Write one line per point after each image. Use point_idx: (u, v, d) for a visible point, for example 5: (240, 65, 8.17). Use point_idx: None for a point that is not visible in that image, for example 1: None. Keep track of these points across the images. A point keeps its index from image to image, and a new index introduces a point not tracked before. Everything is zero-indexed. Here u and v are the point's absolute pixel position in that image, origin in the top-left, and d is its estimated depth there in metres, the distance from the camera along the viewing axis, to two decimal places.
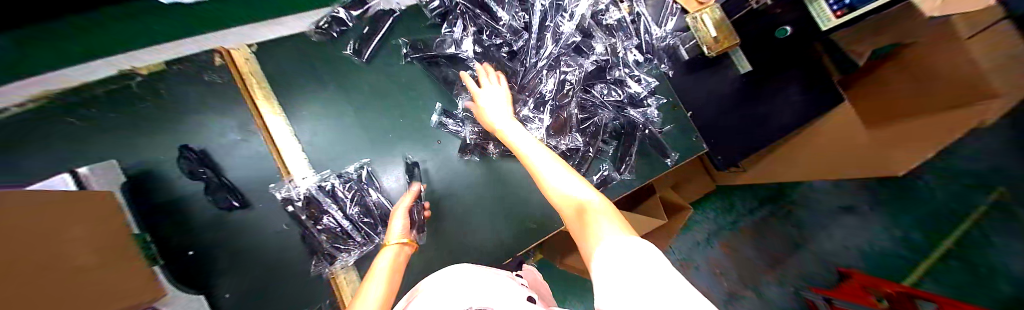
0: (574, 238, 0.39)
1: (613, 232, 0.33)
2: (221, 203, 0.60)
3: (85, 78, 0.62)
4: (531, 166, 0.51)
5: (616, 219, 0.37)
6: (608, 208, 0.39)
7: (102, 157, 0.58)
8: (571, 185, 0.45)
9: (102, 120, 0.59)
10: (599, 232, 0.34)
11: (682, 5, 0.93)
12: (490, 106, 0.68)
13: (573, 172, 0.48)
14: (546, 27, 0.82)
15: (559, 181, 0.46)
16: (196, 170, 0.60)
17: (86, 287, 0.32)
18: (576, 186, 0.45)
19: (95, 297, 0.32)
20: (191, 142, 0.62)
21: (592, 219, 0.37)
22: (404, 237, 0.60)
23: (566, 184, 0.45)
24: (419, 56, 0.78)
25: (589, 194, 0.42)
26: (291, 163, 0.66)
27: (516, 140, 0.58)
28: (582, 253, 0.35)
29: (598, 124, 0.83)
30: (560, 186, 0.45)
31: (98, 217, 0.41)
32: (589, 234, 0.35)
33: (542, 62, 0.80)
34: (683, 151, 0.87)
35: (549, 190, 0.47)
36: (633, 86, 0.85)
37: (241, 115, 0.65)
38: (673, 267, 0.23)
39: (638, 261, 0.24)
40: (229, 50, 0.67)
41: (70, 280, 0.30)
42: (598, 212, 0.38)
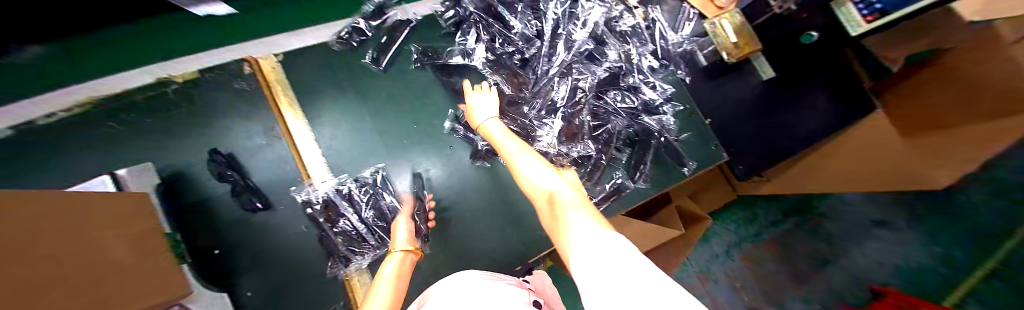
0: (548, 230, 0.40)
1: (581, 221, 0.33)
2: (245, 204, 0.63)
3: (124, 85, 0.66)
4: (510, 163, 0.52)
5: (586, 208, 0.37)
6: (579, 199, 0.40)
7: (139, 159, 0.62)
8: (546, 179, 0.47)
9: (140, 125, 0.64)
10: (568, 222, 0.34)
11: (701, 11, 0.92)
12: (478, 105, 0.68)
13: (548, 166, 0.49)
14: (559, 34, 0.83)
15: (536, 177, 0.47)
16: (224, 172, 0.62)
17: (120, 283, 0.34)
18: (551, 180, 0.46)
19: (127, 292, 0.33)
20: (220, 146, 0.65)
21: (563, 209, 0.37)
22: (409, 245, 0.63)
23: (542, 178, 0.47)
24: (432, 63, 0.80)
25: (562, 187, 0.43)
26: (311, 167, 0.68)
27: (498, 138, 0.59)
28: (557, 246, 0.36)
29: (611, 131, 0.82)
30: (536, 182, 0.46)
31: (133, 218, 0.44)
32: (560, 225, 0.36)
33: (554, 69, 0.80)
34: (702, 160, 0.84)
35: (527, 186, 0.48)
36: (648, 93, 0.84)
37: (266, 120, 0.69)
38: (642, 255, 0.24)
39: (610, 253, 0.24)
40: (257, 59, 0.71)
41: (106, 276, 0.32)
42: (572, 202, 0.38)
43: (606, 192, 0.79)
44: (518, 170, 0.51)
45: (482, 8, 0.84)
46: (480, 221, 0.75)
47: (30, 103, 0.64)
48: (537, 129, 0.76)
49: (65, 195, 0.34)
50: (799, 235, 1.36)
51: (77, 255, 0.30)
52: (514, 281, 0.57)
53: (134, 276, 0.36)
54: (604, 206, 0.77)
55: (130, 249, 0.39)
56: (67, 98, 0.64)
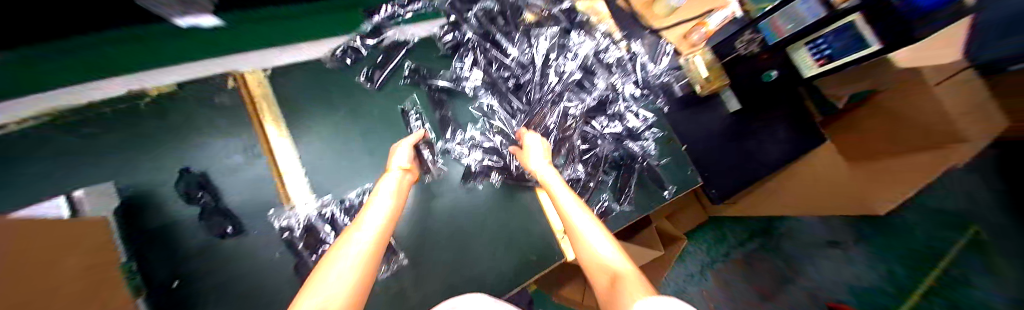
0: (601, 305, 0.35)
1: (644, 290, 0.29)
2: (215, 228, 0.58)
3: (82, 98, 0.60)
4: (571, 222, 0.53)
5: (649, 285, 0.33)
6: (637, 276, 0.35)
7: (101, 177, 0.57)
8: (605, 251, 0.44)
9: (103, 140, 0.59)
10: (628, 289, 0.31)
11: (677, 47, 1.05)
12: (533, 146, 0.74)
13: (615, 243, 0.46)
14: (550, 64, 0.88)
15: (598, 246, 0.45)
16: (194, 192, 0.59)
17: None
18: (612, 255, 0.42)
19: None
20: (193, 164, 0.62)
21: (623, 282, 0.34)
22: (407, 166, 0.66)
23: (603, 250, 0.44)
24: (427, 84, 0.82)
25: (625, 265, 0.39)
26: (292, 189, 0.66)
27: (558, 189, 0.62)
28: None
29: (599, 155, 0.86)
30: (599, 253, 0.44)
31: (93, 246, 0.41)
32: (617, 294, 0.32)
33: (547, 96, 0.85)
34: (681, 185, 0.90)
35: (586, 254, 0.46)
36: (631, 121, 0.89)
37: (248, 137, 0.66)
38: None
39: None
40: (242, 73, 0.69)
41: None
42: (637, 279, 0.34)
43: None
44: (581, 237, 0.49)
45: (479, 34, 0.88)
46: (468, 244, 0.72)
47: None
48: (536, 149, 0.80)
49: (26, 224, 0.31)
50: (761, 256, 1.45)
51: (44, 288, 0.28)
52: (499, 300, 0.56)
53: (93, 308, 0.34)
54: None
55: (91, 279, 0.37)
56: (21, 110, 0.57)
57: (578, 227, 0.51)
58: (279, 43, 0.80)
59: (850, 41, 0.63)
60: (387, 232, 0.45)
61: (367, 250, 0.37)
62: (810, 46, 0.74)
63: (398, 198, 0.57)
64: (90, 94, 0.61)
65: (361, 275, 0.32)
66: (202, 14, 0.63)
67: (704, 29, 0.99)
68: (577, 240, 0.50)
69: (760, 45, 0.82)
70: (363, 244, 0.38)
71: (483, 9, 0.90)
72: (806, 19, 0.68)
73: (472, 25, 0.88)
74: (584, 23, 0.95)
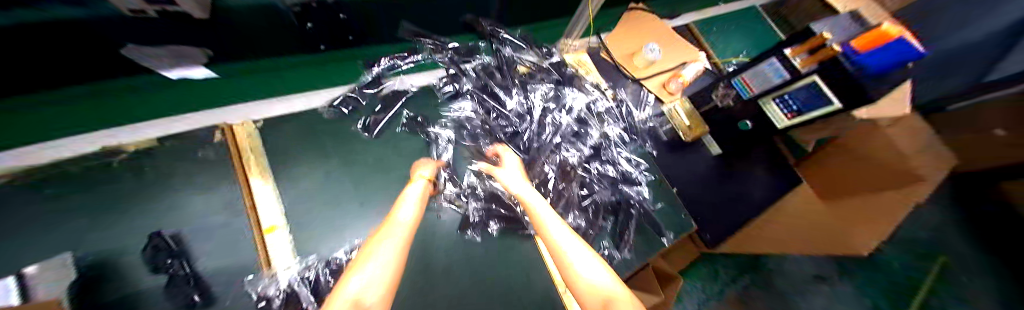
0: None
1: None
2: (180, 299, 0.52)
3: (64, 155, 0.61)
4: (552, 242, 0.43)
5: None
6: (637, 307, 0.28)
7: (56, 245, 0.52)
8: (595, 271, 0.35)
9: (68, 202, 0.55)
10: None
11: (658, 95, 1.10)
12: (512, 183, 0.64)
13: (603, 264, 0.38)
14: (547, 115, 0.92)
15: (584, 264, 0.36)
16: (162, 260, 0.54)
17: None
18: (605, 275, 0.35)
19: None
20: (167, 227, 0.58)
21: None
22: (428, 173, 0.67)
23: (590, 269, 0.35)
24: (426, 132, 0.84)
25: (611, 283, 0.33)
26: (273, 251, 0.61)
27: (536, 206, 0.54)
28: None
29: (597, 202, 0.87)
30: (584, 272, 0.35)
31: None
32: None
33: (545, 146, 0.88)
34: (677, 230, 0.90)
35: (572, 277, 0.36)
36: (625, 166, 0.94)
37: (233, 192, 0.63)
38: None
39: None
40: (231, 125, 0.69)
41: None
42: None
43: None
44: (563, 255, 0.39)
45: (477, 86, 0.93)
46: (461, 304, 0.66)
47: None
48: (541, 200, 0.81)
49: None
50: (754, 294, 1.38)
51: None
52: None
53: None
54: None
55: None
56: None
57: (558, 244, 0.42)
58: (277, 95, 0.83)
59: (812, 96, 0.71)
60: (415, 229, 0.45)
61: (407, 231, 0.42)
62: (778, 101, 0.81)
63: (422, 203, 0.56)
64: (62, 151, 0.62)
65: (395, 270, 0.32)
66: (193, 67, 0.75)
67: (680, 79, 1.07)
68: (558, 261, 0.40)
69: (734, 98, 0.94)
70: (404, 226, 0.43)
71: (482, 64, 0.96)
72: (772, 81, 0.82)
73: (471, 78, 0.94)
74: (574, 77, 1.02)
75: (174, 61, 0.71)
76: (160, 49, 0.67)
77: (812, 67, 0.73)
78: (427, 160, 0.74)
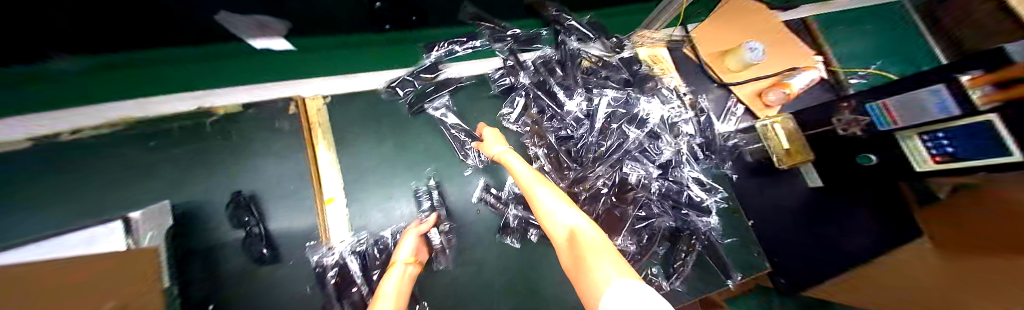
0: (568, 270, 0.37)
1: (615, 276, 0.27)
2: (255, 254, 0.57)
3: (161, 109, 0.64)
4: (530, 196, 0.50)
5: (609, 249, 0.34)
6: (599, 239, 0.36)
7: (159, 192, 0.58)
8: (564, 214, 0.43)
9: (166, 154, 0.60)
10: (597, 268, 0.30)
11: (749, 107, 0.92)
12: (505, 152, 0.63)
13: (568, 200, 0.47)
14: (611, 127, 0.74)
15: (554, 209, 0.44)
16: (242, 216, 0.58)
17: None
18: (572, 216, 0.43)
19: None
20: (244, 186, 0.61)
21: (586, 250, 0.34)
22: (410, 257, 0.59)
23: (558, 211, 0.44)
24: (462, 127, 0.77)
25: (578, 219, 0.41)
26: (331, 224, 0.64)
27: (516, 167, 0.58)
28: (579, 291, 0.31)
29: (654, 226, 0.74)
30: (554, 214, 0.44)
31: (134, 281, 0.37)
32: (586, 269, 0.32)
33: (603, 159, 0.72)
34: (744, 268, 0.78)
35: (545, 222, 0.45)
36: (695, 190, 0.76)
37: (300, 162, 0.66)
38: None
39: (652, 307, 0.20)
40: (303, 98, 0.70)
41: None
42: (593, 239, 0.36)
43: None
44: (536, 201, 0.48)
45: (535, 81, 0.78)
46: (491, 300, 0.67)
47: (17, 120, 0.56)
48: None
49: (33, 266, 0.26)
50: None
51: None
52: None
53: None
54: None
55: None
56: (83, 117, 0.58)
57: (533, 192, 0.50)
58: (328, 74, 0.76)
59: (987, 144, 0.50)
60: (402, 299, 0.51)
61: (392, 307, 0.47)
62: (928, 138, 0.59)
63: (401, 300, 0.51)
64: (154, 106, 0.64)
65: None
66: (274, 37, 0.72)
67: (785, 91, 0.89)
68: (536, 210, 0.48)
69: (865, 129, 0.70)
70: None
71: (543, 57, 0.81)
72: (932, 114, 0.57)
73: (529, 71, 0.79)
74: (649, 76, 0.83)
75: (258, 31, 0.69)
76: (245, 18, 0.66)
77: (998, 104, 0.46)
78: (426, 216, 0.67)
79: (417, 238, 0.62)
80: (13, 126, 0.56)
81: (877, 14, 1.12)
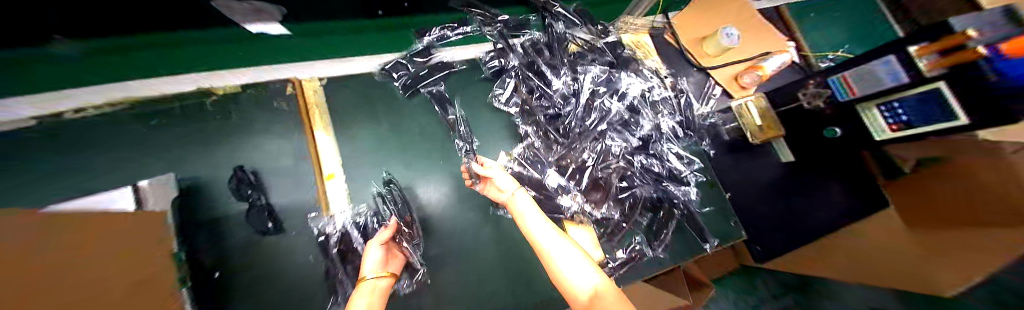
0: None
1: None
2: (259, 226, 0.60)
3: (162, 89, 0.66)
4: (542, 252, 0.50)
5: (618, 302, 0.35)
6: (616, 296, 0.36)
7: (162, 168, 0.60)
8: (580, 274, 0.43)
9: (168, 133, 0.62)
10: None
11: (726, 89, 0.99)
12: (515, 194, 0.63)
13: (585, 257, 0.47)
14: (595, 99, 0.79)
15: (567, 267, 0.45)
16: (243, 189, 0.60)
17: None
18: (588, 273, 0.42)
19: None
20: (246, 163, 0.64)
21: (600, 305, 0.35)
22: (383, 271, 0.54)
23: (573, 270, 0.44)
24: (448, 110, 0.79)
25: (593, 278, 0.41)
26: (331, 197, 0.66)
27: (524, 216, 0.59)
28: None
29: (637, 195, 0.79)
30: (567, 272, 0.44)
31: (124, 240, 0.38)
32: None
33: (586, 132, 0.78)
34: (722, 235, 0.84)
35: (558, 279, 0.44)
36: (675, 162, 0.82)
37: (300, 141, 0.68)
38: None
39: None
40: (301, 81, 0.72)
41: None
42: (610, 295, 0.37)
43: (621, 258, 0.76)
44: (551, 262, 0.47)
45: (524, 63, 0.82)
46: (485, 271, 0.69)
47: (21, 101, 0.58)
48: (567, 209, 0.73)
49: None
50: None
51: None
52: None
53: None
54: (621, 272, 0.74)
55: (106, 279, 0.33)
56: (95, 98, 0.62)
57: (543, 248, 0.50)
58: (324, 58, 0.80)
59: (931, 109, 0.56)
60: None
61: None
62: (883, 108, 0.66)
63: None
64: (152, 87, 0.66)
65: None
66: (270, 23, 0.77)
67: (758, 73, 0.93)
68: (550, 270, 0.47)
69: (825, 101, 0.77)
70: None
71: (531, 40, 0.85)
72: (885, 84, 0.63)
73: (518, 53, 0.83)
74: (631, 59, 0.88)
75: (252, 15, 0.74)
76: (241, 3, 0.71)
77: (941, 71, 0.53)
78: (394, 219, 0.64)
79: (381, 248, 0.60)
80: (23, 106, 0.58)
81: (856, 2, 1.18)
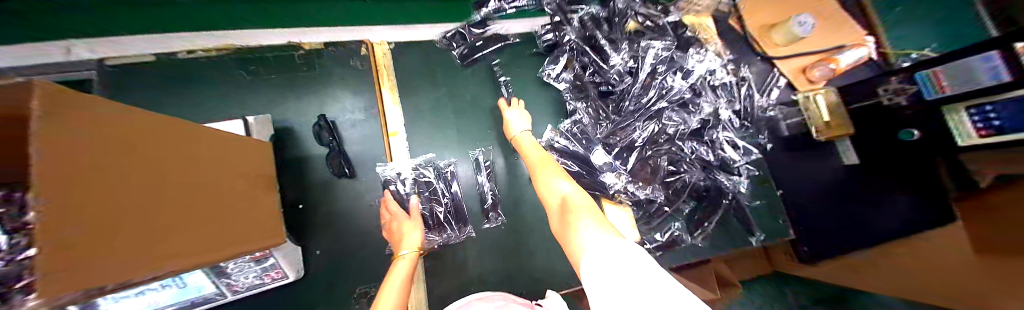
0: (554, 231, 0.43)
1: (597, 237, 0.34)
2: (337, 169, 0.68)
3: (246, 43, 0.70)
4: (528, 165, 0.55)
5: (594, 215, 0.39)
6: (589, 206, 0.41)
7: (258, 108, 0.68)
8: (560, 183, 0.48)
9: (263, 79, 0.70)
10: (582, 235, 0.36)
11: (792, 81, 0.93)
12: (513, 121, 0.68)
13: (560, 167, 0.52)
14: (655, 77, 0.80)
15: (548, 177, 0.50)
16: (326, 136, 0.68)
17: (189, 232, 0.30)
18: (565, 187, 0.47)
19: (186, 247, 0.28)
20: (327, 113, 0.71)
21: (573, 215, 0.40)
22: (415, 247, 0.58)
23: (552, 180, 0.49)
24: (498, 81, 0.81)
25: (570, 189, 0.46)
26: (396, 151, 0.73)
27: (527, 148, 0.60)
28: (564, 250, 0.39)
29: (685, 182, 0.78)
30: (547, 183, 0.49)
31: (234, 163, 0.43)
32: (571, 232, 0.38)
33: (642, 111, 0.78)
34: (767, 231, 0.81)
35: (539, 186, 0.51)
36: (728, 152, 0.80)
37: (369, 97, 0.74)
38: (657, 278, 0.27)
39: (631, 270, 0.28)
40: (373, 43, 0.76)
41: (168, 220, 0.27)
42: (582, 206, 0.42)
43: (658, 241, 0.76)
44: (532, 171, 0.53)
45: (582, 36, 0.82)
46: (529, 218, 0.75)
47: (143, 40, 0.66)
48: (613, 188, 0.74)
49: (139, 114, 0.30)
50: None
51: (150, 197, 0.26)
52: (506, 295, 0.60)
53: (206, 228, 0.33)
54: (658, 254, 0.75)
55: (214, 188, 0.37)
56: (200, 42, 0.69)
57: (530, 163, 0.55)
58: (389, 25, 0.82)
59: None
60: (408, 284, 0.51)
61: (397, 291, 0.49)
62: (972, 111, 0.65)
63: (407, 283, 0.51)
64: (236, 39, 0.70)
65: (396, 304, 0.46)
66: None
67: (831, 66, 0.89)
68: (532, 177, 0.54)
69: (909, 97, 0.74)
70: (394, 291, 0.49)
71: (589, 14, 0.84)
72: (982, 82, 0.63)
73: (575, 27, 0.82)
74: (693, 40, 0.86)
75: None
76: None
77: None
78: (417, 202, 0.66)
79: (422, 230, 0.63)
80: (139, 43, 0.66)
81: None
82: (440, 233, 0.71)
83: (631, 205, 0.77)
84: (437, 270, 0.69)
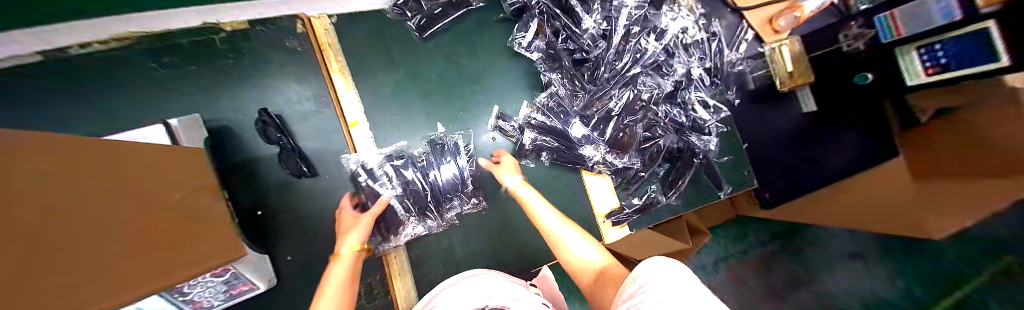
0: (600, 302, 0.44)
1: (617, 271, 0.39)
2: (293, 169, 0.62)
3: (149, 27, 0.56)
4: (548, 231, 0.59)
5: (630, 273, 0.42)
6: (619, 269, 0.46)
7: (183, 108, 0.59)
8: (585, 250, 0.53)
9: (182, 71, 0.59)
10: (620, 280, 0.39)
11: (760, 33, 0.89)
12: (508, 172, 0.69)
13: (585, 236, 0.57)
14: (630, 40, 0.76)
15: (576, 247, 0.54)
16: (273, 134, 0.61)
17: (126, 261, 0.27)
18: (593, 256, 0.52)
19: (119, 276, 0.25)
20: (269, 106, 0.63)
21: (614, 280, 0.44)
22: (359, 245, 0.57)
23: (579, 248, 0.54)
24: (463, 54, 0.75)
25: (595, 256, 0.51)
26: (359, 143, 0.67)
27: (532, 203, 0.64)
28: None
29: (660, 146, 0.79)
30: (576, 251, 0.54)
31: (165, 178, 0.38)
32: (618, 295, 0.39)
33: (616, 77, 0.76)
34: (734, 183, 0.86)
35: (565, 254, 0.55)
36: (700, 112, 0.82)
37: (317, 85, 0.65)
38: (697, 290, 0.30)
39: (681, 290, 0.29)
40: (309, 18, 0.65)
41: (101, 245, 0.24)
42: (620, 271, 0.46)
43: (636, 205, 0.79)
44: (558, 239, 0.57)
45: None
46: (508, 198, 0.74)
47: None
48: (591, 159, 0.75)
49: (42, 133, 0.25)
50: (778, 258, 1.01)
51: (79, 223, 0.23)
52: (501, 275, 0.59)
53: (165, 248, 0.32)
54: (635, 217, 0.78)
55: (167, 206, 0.36)
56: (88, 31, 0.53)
57: (550, 228, 0.59)
58: None
59: (977, 51, 0.57)
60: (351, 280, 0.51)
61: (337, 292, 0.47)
62: (924, 51, 0.67)
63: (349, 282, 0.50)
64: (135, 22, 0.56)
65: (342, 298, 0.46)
66: None
67: (796, 14, 0.83)
68: (555, 243, 0.57)
69: (867, 41, 0.76)
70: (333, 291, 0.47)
71: None
72: (934, 23, 0.62)
73: None
74: None
75: None
76: None
77: (996, 7, 0.53)
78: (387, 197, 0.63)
79: (367, 226, 0.59)
80: None
81: None
82: (421, 222, 0.68)
83: (609, 173, 0.79)
84: (421, 256, 0.69)
